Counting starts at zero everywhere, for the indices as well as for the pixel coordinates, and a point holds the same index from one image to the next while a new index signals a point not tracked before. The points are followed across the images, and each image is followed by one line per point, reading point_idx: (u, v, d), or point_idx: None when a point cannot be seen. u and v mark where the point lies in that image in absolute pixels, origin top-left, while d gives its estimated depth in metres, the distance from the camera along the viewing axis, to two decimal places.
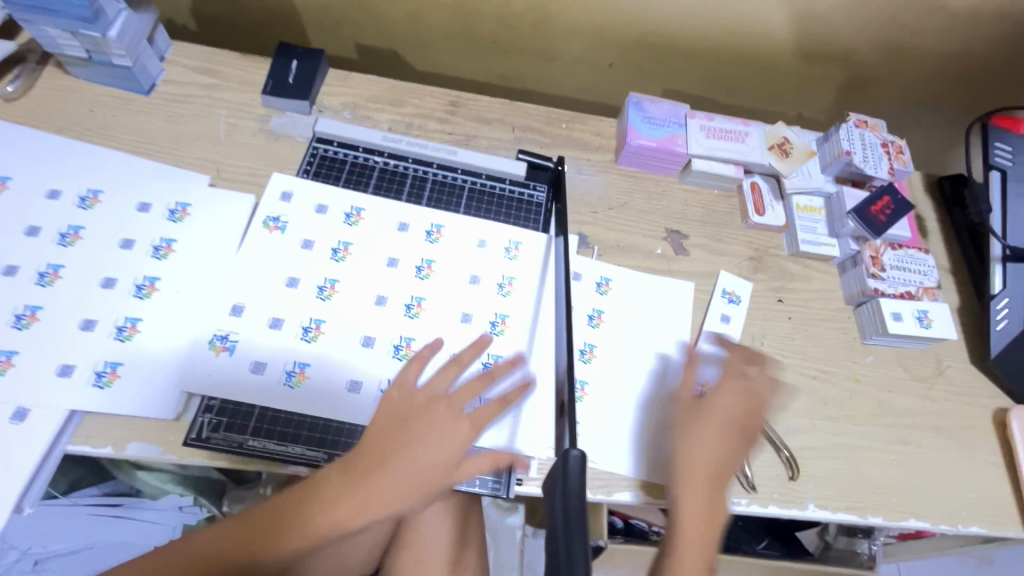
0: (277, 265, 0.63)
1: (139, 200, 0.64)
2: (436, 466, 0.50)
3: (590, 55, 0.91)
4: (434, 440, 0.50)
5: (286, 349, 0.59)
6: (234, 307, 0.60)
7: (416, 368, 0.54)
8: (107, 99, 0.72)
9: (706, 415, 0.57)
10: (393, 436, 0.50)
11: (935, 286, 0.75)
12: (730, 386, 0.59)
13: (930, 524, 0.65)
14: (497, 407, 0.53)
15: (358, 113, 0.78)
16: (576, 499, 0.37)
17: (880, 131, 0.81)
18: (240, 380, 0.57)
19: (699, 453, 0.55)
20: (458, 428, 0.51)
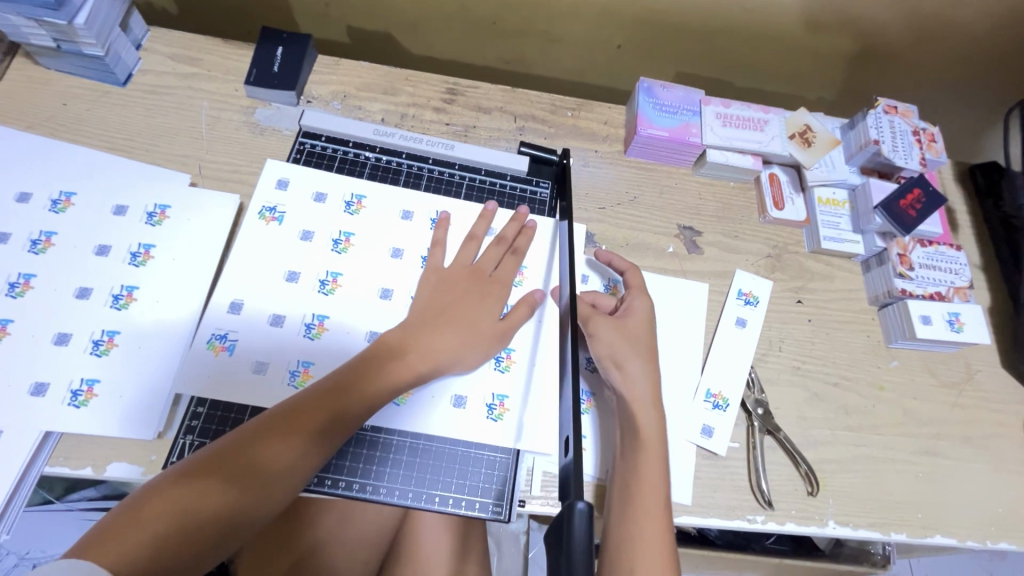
0: (275, 255, 0.58)
1: (115, 203, 0.60)
2: (443, 370, 0.53)
3: (597, 36, 0.85)
4: (453, 350, 0.53)
5: (288, 349, 0.55)
6: (231, 303, 0.56)
7: (438, 292, 0.57)
8: (81, 92, 0.67)
9: (623, 349, 0.58)
10: (422, 343, 0.53)
11: (966, 287, 0.70)
12: (603, 326, 0.59)
13: (956, 541, 0.62)
14: (501, 326, 0.56)
15: (349, 103, 0.73)
16: (580, 566, 0.30)
17: (911, 118, 0.75)
18: (235, 385, 0.53)
19: (634, 383, 0.56)
20: (471, 340, 0.54)
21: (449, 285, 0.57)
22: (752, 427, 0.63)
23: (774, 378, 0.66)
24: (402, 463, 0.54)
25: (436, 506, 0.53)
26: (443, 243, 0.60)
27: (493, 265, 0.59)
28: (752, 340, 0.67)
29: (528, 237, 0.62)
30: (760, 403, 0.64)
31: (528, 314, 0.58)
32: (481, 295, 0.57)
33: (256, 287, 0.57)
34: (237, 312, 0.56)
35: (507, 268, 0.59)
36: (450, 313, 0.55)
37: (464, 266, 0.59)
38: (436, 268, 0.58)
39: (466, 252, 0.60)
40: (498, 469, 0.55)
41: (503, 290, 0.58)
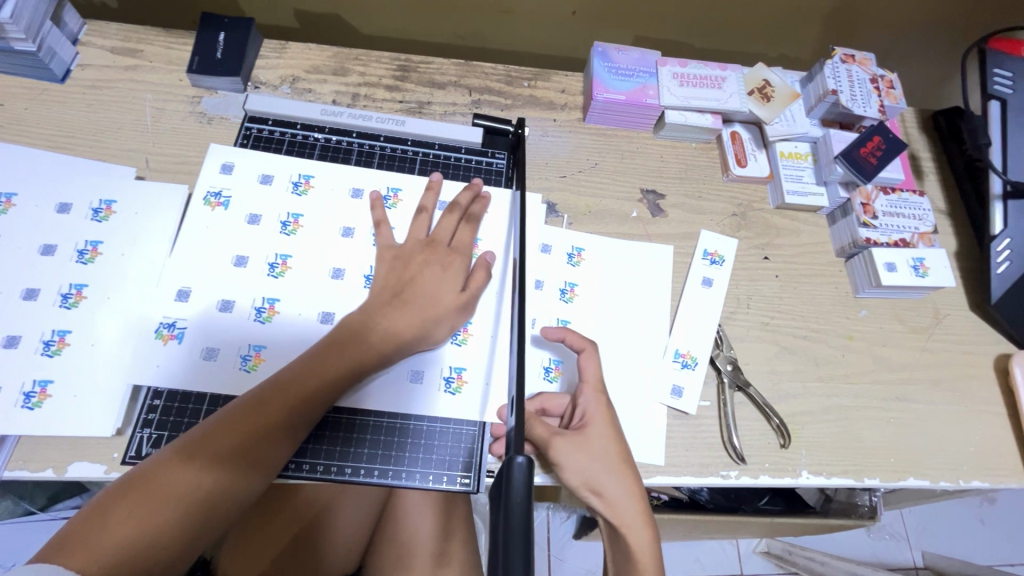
0: (221, 243, 0.57)
1: (59, 200, 0.58)
2: (410, 347, 0.53)
3: (551, 4, 0.83)
4: (414, 327, 0.53)
5: (239, 333, 0.54)
6: (179, 289, 0.55)
7: (393, 272, 0.56)
8: (18, 91, 0.65)
9: (599, 468, 0.53)
10: (383, 322, 0.53)
11: (931, 232, 0.70)
12: (563, 448, 0.53)
13: (930, 482, 0.62)
14: (463, 297, 0.55)
15: (299, 86, 0.71)
16: (519, 506, 0.32)
17: (869, 66, 0.74)
18: (189, 373, 0.52)
19: (616, 504, 0.53)
20: (434, 317, 0.54)
21: (406, 259, 0.57)
22: (722, 384, 0.63)
23: (743, 335, 0.66)
24: (367, 443, 0.54)
25: (403, 482, 0.53)
26: (385, 220, 0.59)
27: (450, 235, 0.59)
28: (718, 299, 0.67)
29: (483, 204, 0.62)
30: (729, 360, 0.64)
31: (487, 278, 0.57)
32: (442, 265, 0.56)
33: (202, 277, 0.56)
34: (184, 298, 0.55)
35: (466, 239, 0.59)
36: (412, 290, 0.54)
37: (418, 239, 0.58)
38: (389, 246, 0.58)
39: (420, 224, 0.59)
40: (465, 441, 0.55)
41: (464, 259, 0.58)
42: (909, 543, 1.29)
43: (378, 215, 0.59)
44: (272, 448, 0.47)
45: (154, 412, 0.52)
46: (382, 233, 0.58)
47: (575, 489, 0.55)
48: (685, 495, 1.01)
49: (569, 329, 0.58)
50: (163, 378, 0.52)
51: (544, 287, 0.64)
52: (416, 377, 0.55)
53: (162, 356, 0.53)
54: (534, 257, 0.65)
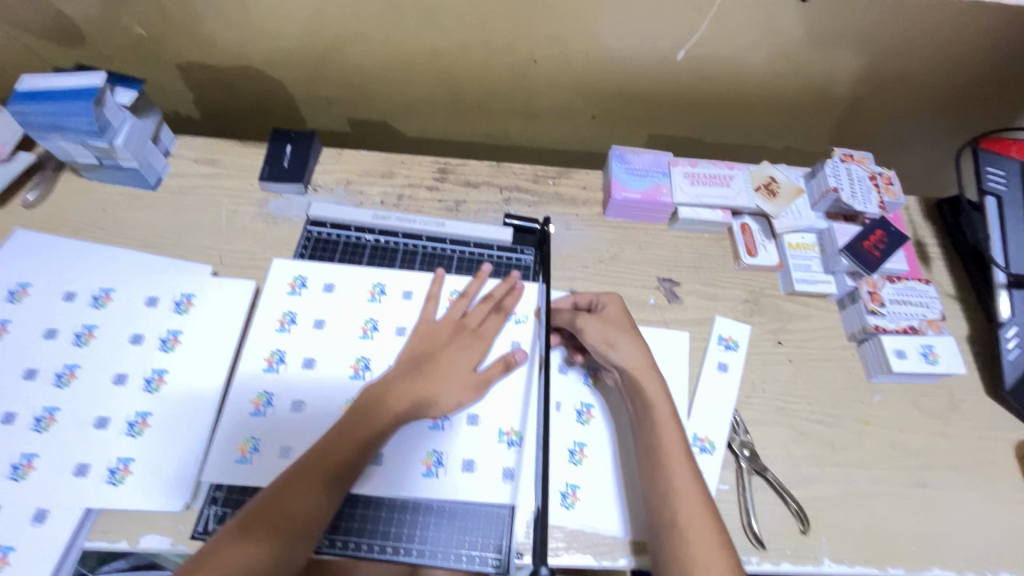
0: (308, 309, 0.67)
1: (148, 295, 0.67)
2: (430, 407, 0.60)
3: (573, 109, 0.93)
4: (427, 396, 0.60)
5: (323, 388, 0.62)
6: (296, 280, 0.68)
7: (421, 347, 0.63)
8: (118, 198, 0.77)
9: (612, 332, 0.65)
10: (398, 392, 0.59)
11: (939, 318, 0.73)
12: (587, 321, 0.66)
13: (956, 573, 0.62)
14: (478, 376, 0.62)
15: (352, 188, 0.81)
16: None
17: (867, 164, 0.81)
18: (260, 369, 0.63)
19: (629, 357, 0.64)
20: (454, 384, 0.61)
21: (434, 335, 0.64)
22: (741, 467, 0.66)
23: (759, 419, 0.69)
24: (406, 523, 0.58)
25: (438, 561, 0.57)
26: (436, 296, 0.68)
27: (477, 321, 0.66)
28: (733, 383, 0.71)
29: (516, 297, 0.69)
30: (747, 444, 0.67)
31: (504, 372, 0.63)
32: (464, 345, 0.64)
33: (287, 341, 0.64)
34: (299, 292, 0.67)
35: (493, 324, 0.66)
36: (430, 364, 0.62)
37: (453, 320, 0.66)
38: (426, 321, 0.66)
39: (458, 307, 0.67)
40: (497, 522, 0.59)
41: (484, 344, 0.65)
42: None
43: (434, 291, 0.68)
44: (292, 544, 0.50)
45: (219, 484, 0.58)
46: (429, 308, 0.67)
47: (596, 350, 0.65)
48: None
49: (579, 294, 0.72)
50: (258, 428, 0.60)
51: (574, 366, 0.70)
52: (439, 462, 0.60)
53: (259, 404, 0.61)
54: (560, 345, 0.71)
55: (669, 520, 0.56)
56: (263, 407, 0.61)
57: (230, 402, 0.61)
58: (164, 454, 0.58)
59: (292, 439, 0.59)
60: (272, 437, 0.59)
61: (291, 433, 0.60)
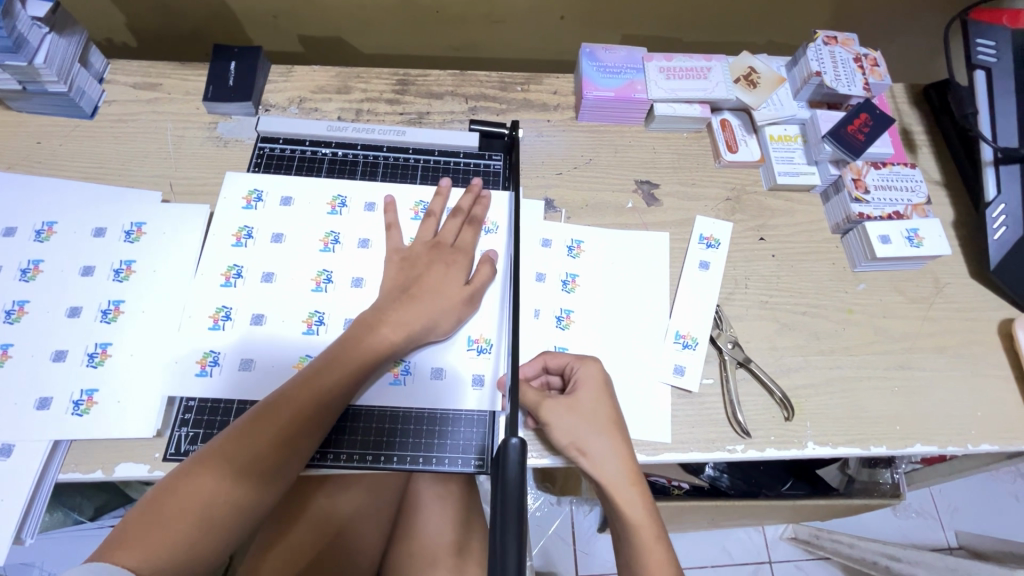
0: (265, 223, 0.64)
1: (95, 225, 0.63)
2: (420, 337, 0.57)
3: (540, 10, 0.87)
4: (423, 321, 0.57)
5: (287, 301, 0.60)
6: (251, 194, 0.65)
7: (401, 270, 0.61)
8: (52, 129, 0.71)
9: (582, 431, 0.55)
10: (394, 316, 0.56)
11: (924, 202, 0.71)
12: (554, 415, 0.56)
13: (938, 448, 0.63)
14: (468, 290, 0.60)
15: (306, 106, 0.76)
16: (516, 490, 0.35)
17: (852, 45, 0.76)
18: (217, 285, 0.60)
19: (603, 465, 0.54)
20: (441, 309, 0.58)
21: (413, 261, 0.61)
22: (724, 361, 0.65)
23: (742, 314, 0.68)
24: (385, 432, 0.58)
25: (420, 465, 0.57)
26: (397, 224, 0.64)
27: (453, 236, 0.63)
28: (715, 281, 0.69)
29: (483, 206, 0.66)
30: (730, 339, 0.66)
31: (491, 273, 0.62)
32: (446, 265, 0.61)
33: (242, 261, 0.62)
34: (254, 207, 0.64)
35: (468, 236, 0.64)
36: (417, 288, 0.59)
37: (425, 241, 0.62)
38: (399, 249, 0.62)
39: (427, 227, 0.63)
40: (477, 425, 0.59)
41: (467, 258, 0.62)
42: (941, 524, 1.29)
43: (392, 219, 0.64)
44: (290, 455, 0.50)
45: (190, 403, 0.57)
46: (393, 236, 0.63)
47: (564, 450, 0.56)
48: (706, 482, 1.00)
49: (549, 355, 0.60)
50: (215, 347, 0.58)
51: (529, 431, 0.60)
52: (408, 371, 0.59)
53: (213, 324, 0.59)
54: (535, 249, 0.68)
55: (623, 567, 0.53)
56: (222, 321, 0.59)
57: (190, 319, 0.59)
58: (128, 384, 0.56)
59: (252, 350, 0.58)
60: (232, 349, 0.58)
61: (253, 347, 0.59)
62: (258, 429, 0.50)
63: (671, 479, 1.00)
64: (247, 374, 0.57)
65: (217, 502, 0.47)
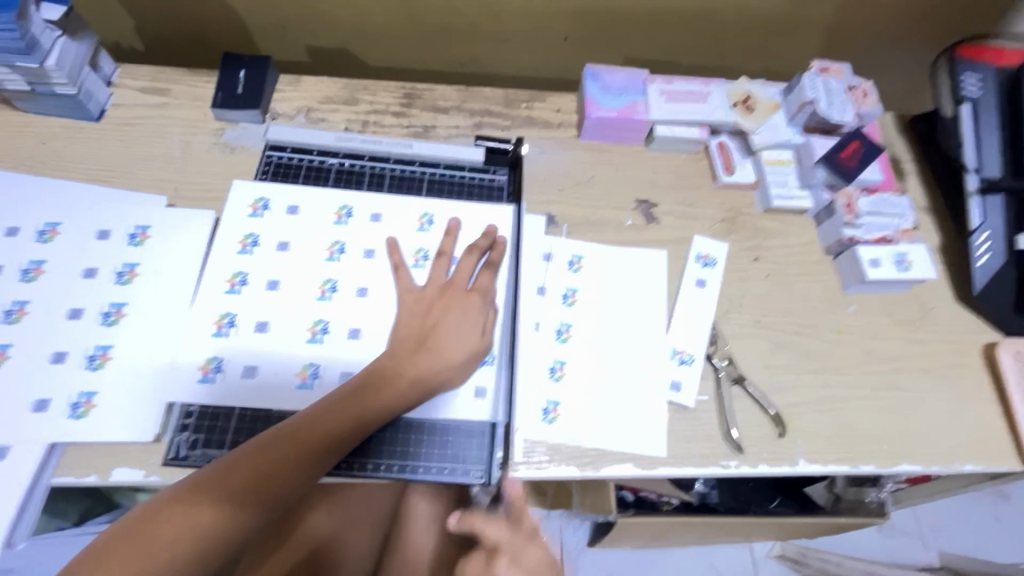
0: (271, 231, 0.64)
1: (99, 228, 0.63)
2: (431, 389, 0.58)
3: (545, 30, 0.89)
4: (438, 372, 0.58)
5: (291, 308, 0.61)
6: (258, 202, 0.66)
7: (414, 315, 0.61)
8: (58, 130, 0.71)
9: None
10: (408, 367, 0.57)
11: (912, 228, 0.74)
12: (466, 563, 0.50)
13: (924, 467, 0.65)
14: (481, 341, 0.61)
15: (313, 116, 0.77)
16: None
17: (844, 76, 0.79)
18: (222, 291, 0.61)
19: None
20: (452, 362, 0.59)
21: (423, 305, 0.61)
22: (719, 377, 0.66)
23: (737, 332, 0.70)
24: (387, 442, 0.59)
25: (419, 474, 0.58)
26: (403, 265, 0.64)
27: (468, 278, 0.64)
28: (711, 299, 0.71)
29: (500, 249, 0.68)
30: (726, 355, 0.67)
31: (489, 308, 0.63)
32: (461, 311, 0.61)
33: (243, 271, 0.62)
34: (261, 215, 0.65)
35: (483, 280, 0.65)
36: (432, 338, 0.59)
37: (438, 283, 0.63)
38: (409, 291, 0.62)
39: (439, 268, 0.64)
40: (476, 435, 0.61)
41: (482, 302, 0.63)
42: (924, 544, 1.31)
43: (397, 260, 0.64)
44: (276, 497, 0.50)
45: (190, 407, 0.57)
46: (403, 278, 0.63)
47: None
48: (696, 499, 1.00)
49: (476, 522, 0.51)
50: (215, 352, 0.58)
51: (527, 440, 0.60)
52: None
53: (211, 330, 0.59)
54: (537, 263, 0.69)
55: None
56: (225, 327, 0.59)
57: (193, 324, 0.59)
58: (127, 388, 0.56)
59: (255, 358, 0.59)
60: (235, 355, 0.58)
61: (255, 353, 0.59)
62: (258, 460, 0.50)
63: (661, 494, 1.00)
64: (248, 381, 0.58)
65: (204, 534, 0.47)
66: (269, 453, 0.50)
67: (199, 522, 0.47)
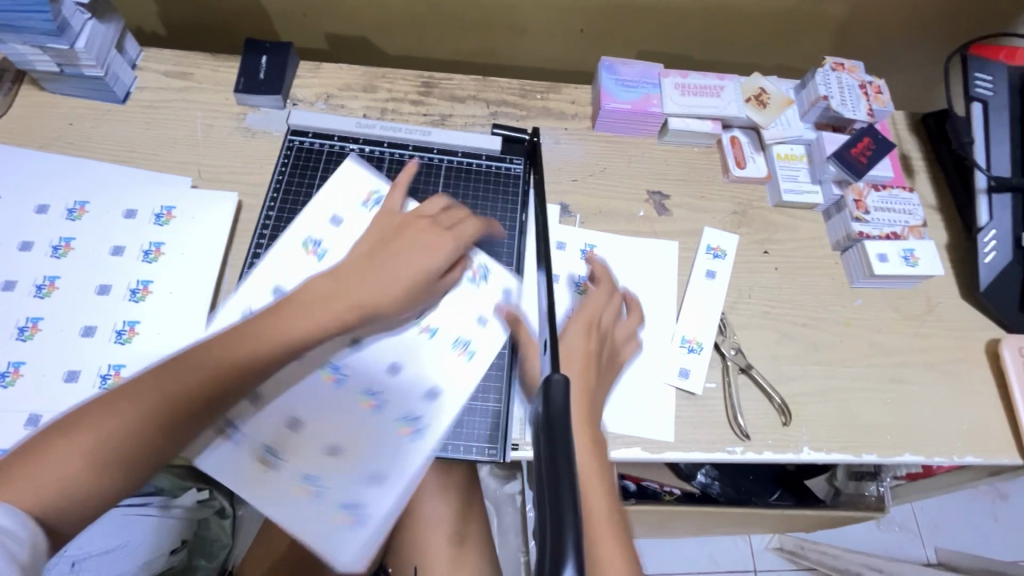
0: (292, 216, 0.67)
1: (126, 207, 0.65)
2: (379, 310, 0.54)
3: (561, 22, 0.90)
4: (384, 293, 0.54)
5: None
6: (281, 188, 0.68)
7: (380, 231, 0.58)
8: (85, 111, 0.73)
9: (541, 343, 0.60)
10: (345, 285, 0.53)
11: (921, 225, 0.74)
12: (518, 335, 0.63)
13: (925, 458, 0.66)
14: (447, 254, 0.57)
15: (333, 103, 0.78)
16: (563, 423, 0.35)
17: (858, 73, 0.80)
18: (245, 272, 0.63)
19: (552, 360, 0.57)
20: (404, 279, 0.55)
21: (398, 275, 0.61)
22: (727, 366, 0.68)
23: (745, 323, 0.71)
24: None
25: (435, 451, 0.60)
26: (405, 217, 0.64)
27: (436, 211, 0.60)
28: (721, 290, 0.72)
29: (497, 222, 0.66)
30: (733, 345, 0.69)
31: (506, 326, 0.63)
32: (418, 232, 0.57)
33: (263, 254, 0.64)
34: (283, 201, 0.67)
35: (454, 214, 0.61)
36: (384, 258, 0.55)
37: (402, 214, 0.60)
38: (388, 213, 0.60)
39: (423, 205, 0.61)
40: (490, 415, 0.62)
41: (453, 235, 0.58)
42: (922, 539, 1.33)
43: (410, 228, 0.66)
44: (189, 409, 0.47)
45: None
46: (389, 203, 0.62)
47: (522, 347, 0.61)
48: (698, 488, 1.02)
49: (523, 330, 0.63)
50: None
51: None
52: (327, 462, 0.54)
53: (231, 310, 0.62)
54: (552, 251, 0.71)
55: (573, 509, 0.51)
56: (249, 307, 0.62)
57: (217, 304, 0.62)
58: (154, 363, 0.58)
59: None
60: None
61: None
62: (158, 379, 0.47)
63: (663, 484, 1.02)
64: None
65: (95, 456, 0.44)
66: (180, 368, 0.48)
67: (98, 438, 0.44)
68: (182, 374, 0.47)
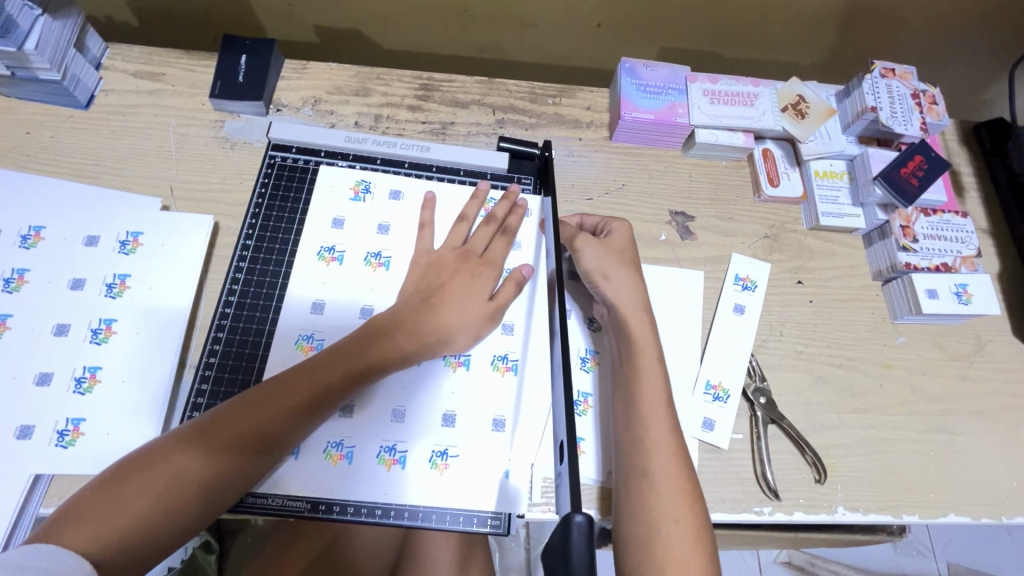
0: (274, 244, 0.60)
1: (87, 233, 0.58)
2: (432, 349, 0.55)
3: (576, 15, 0.81)
4: (439, 332, 0.55)
5: (295, 328, 0.57)
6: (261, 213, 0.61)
7: (425, 278, 0.58)
8: (43, 118, 0.65)
9: (608, 261, 0.60)
10: (410, 323, 0.54)
11: (974, 255, 0.67)
12: (585, 243, 0.61)
13: (971, 519, 0.60)
14: (490, 306, 0.57)
15: (321, 108, 0.70)
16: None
17: (910, 80, 0.71)
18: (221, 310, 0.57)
19: (620, 291, 0.59)
20: (457, 322, 0.56)
21: (439, 266, 0.59)
22: (755, 416, 0.61)
23: (776, 364, 0.64)
24: (396, 485, 0.52)
25: (432, 523, 0.52)
26: (431, 223, 0.62)
27: (484, 245, 0.61)
28: (750, 327, 0.65)
29: (518, 215, 0.63)
30: (763, 392, 0.62)
31: (516, 291, 0.59)
32: (472, 276, 0.58)
33: (240, 288, 0.58)
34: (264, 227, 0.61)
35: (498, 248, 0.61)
36: (440, 296, 0.56)
37: (455, 246, 0.60)
38: (426, 252, 0.60)
39: (457, 231, 0.61)
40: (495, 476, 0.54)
41: (494, 270, 0.59)
42: (935, 556, 1.29)
43: (426, 217, 0.62)
44: (266, 442, 0.47)
45: (198, 411, 0.53)
46: (424, 238, 0.61)
47: (587, 275, 0.60)
48: None
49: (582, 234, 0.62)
50: (209, 376, 0.55)
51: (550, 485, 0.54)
52: (403, 458, 0.53)
53: (204, 352, 0.56)
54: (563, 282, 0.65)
55: (642, 475, 0.51)
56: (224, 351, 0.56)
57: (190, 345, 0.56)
58: (117, 415, 0.52)
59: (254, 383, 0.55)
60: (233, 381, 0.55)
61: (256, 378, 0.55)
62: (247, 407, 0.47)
63: None
64: None
65: (177, 483, 0.43)
66: (264, 395, 0.48)
67: (176, 469, 0.44)
68: (262, 402, 0.47)
